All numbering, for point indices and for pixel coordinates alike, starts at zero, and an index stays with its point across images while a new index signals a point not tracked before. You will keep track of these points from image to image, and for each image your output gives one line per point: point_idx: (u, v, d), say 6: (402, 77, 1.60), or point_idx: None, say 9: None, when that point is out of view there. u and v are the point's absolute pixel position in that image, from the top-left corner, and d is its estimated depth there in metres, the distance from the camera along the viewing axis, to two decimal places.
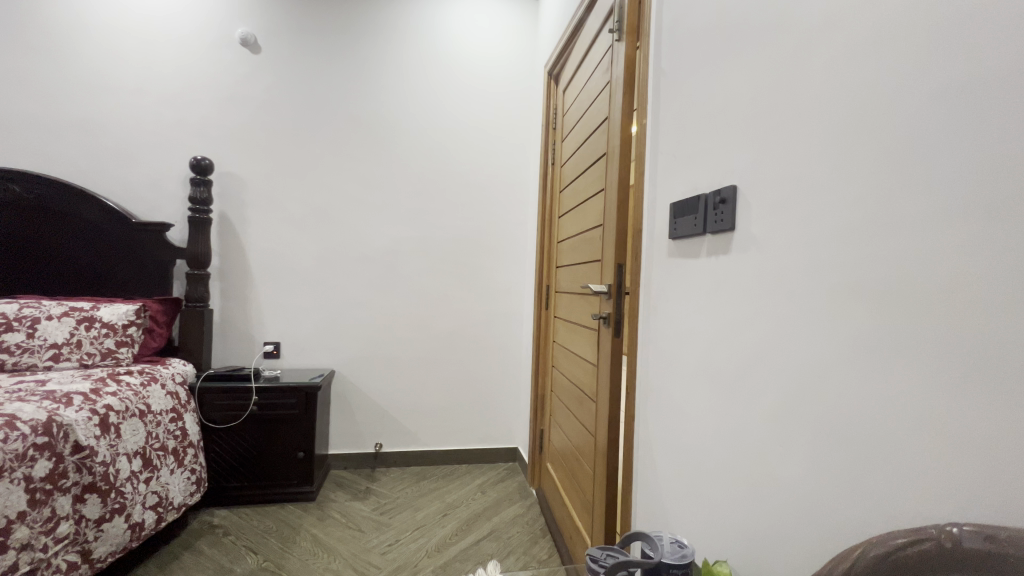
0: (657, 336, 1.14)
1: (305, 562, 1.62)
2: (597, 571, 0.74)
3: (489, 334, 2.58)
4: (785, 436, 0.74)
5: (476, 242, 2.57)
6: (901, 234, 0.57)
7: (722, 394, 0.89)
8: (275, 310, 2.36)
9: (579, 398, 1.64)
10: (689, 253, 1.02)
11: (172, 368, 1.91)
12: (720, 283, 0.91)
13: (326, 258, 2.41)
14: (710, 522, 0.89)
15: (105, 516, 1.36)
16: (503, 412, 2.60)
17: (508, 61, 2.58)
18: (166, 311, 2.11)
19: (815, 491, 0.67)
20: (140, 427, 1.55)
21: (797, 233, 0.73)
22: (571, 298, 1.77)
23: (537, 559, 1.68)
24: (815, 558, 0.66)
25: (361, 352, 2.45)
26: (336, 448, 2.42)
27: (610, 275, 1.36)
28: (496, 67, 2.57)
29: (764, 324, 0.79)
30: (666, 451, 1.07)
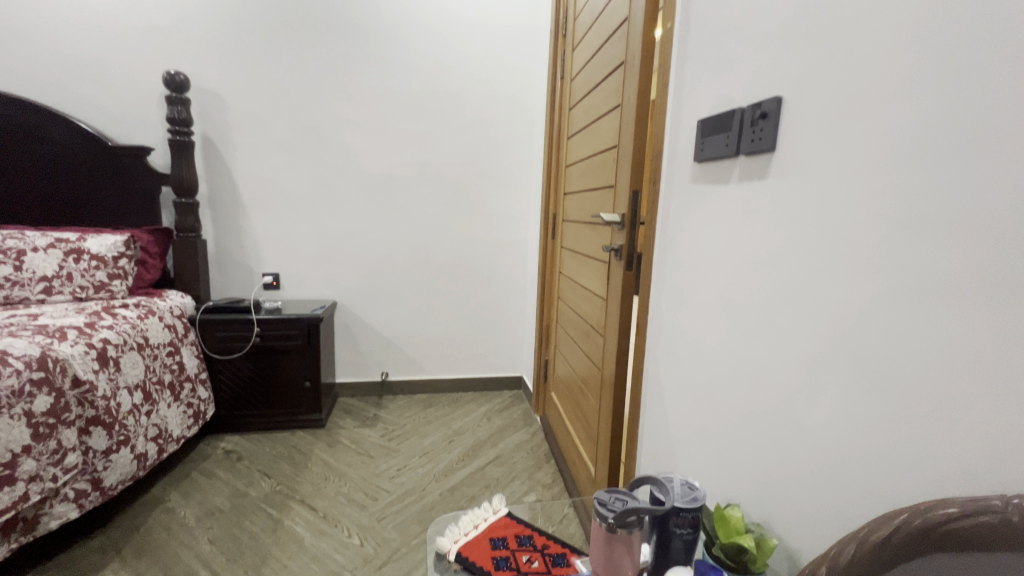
0: (672, 270, 1.06)
1: (318, 485, 1.68)
2: (606, 516, 0.71)
3: (493, 265, 2.51)
4: (814, 382, 0.68)
5: (478, 168, 2.41)
6: (991, 153, 0.46)
7: (743, 335, 0.83)
8: (271, 241, 2.28)
9: (586, 331, 1.60)
10: (716, 178, 0.90)
11: (169, 301, 1.87)
12: (751, 213, 0.81)
13: (320, 185, 2.28)
14: (721, 461, 0.87)
15: (111, 448, 1.39)
16: (508, 341, 2.60)
17: None
18: (157, 242, 2.03)
19: (844, 442, 0.62)
20: (139, 360, 1.55)
21: (853, 153, 0.61)
22: (580, 228, 1.67)
23: (541, 483, 1.74)
24: (836, 507, 0.63)
25: (362, 283, 2.40)
26: (343, 377, 2.45)
27: (624, 203, 1.25)
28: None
29: (800, 260, 0.70)
30: (677, 390, 1.03)
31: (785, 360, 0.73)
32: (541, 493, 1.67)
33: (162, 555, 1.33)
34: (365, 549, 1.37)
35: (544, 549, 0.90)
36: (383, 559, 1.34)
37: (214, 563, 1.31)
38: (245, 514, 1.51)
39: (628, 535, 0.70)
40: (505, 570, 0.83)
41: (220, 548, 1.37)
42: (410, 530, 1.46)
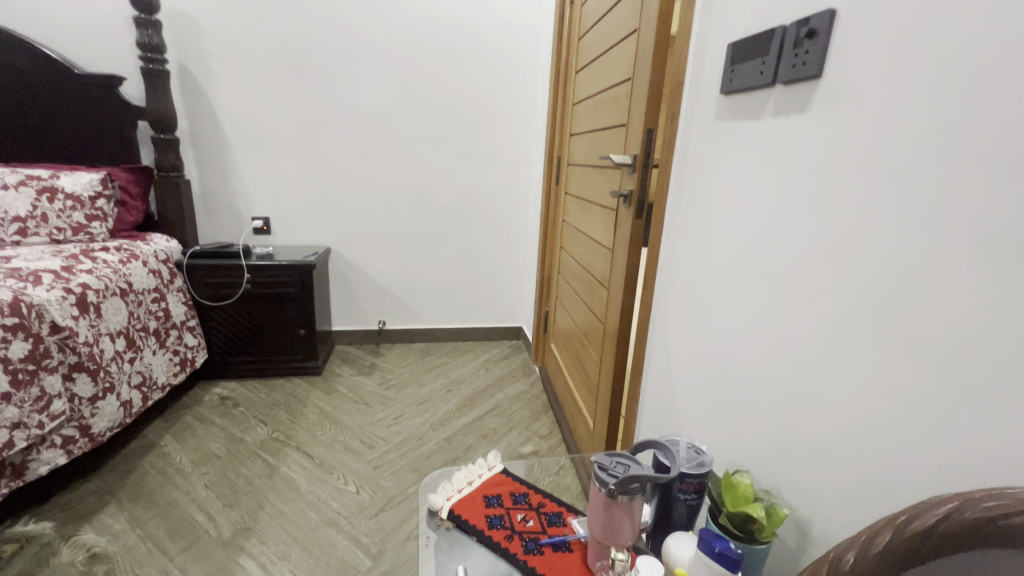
0: (687, 219, 0.97)
1: (314, 433, 1.67)
2: (607, 482, 0.66)
3: (493, 212, 2.39)
4: (846, 346, 0.60)
5: (479, 106, 2.24)
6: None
7: (763, 292, 0.75)
8: (259, 182, 2.15)
9: (589, 283, 1.52)
10: (746, 113, 0.79)
11: (153, 245, 1.79)
12: (784, 153, 0.71)
13: (309, 123, 2.13)
14: (729, 423, 0.82)
15: (97, 395, 1.37)
16: (508, 292, 2.54)
17: None
18: (138, 182, 1.91)
19: (874, 412, 0.56)
20: (121, 307, 1.51)
21: (925, 77, 0.51)
22: (587, 173, 1.55)
23: (538, 434, 1.73)
24: (858, 480, 0.58)
25: (357, 229, 2.30)
26: (340, 325, 2.41)
27: (637, 144, 1.13)
28: None
29: (841, 208, 0.61)
30: (684, 347, 0.97)
31: (812, 320, 0.66)
32: (538, 444, 1.66)
33: (157, 500, 1.33)
34: (360, 496, 1.37)
35: (539, 507, 0.87)
36: (379, 507, 1.34)
37: (210, 507, 1.31)
38: (240, 460, 1.51)
39: (629, 502, 0.66)
40: (498, 529, 0.81)
41: (216, 493, 1.36)
42: (406, 479, 1.46)
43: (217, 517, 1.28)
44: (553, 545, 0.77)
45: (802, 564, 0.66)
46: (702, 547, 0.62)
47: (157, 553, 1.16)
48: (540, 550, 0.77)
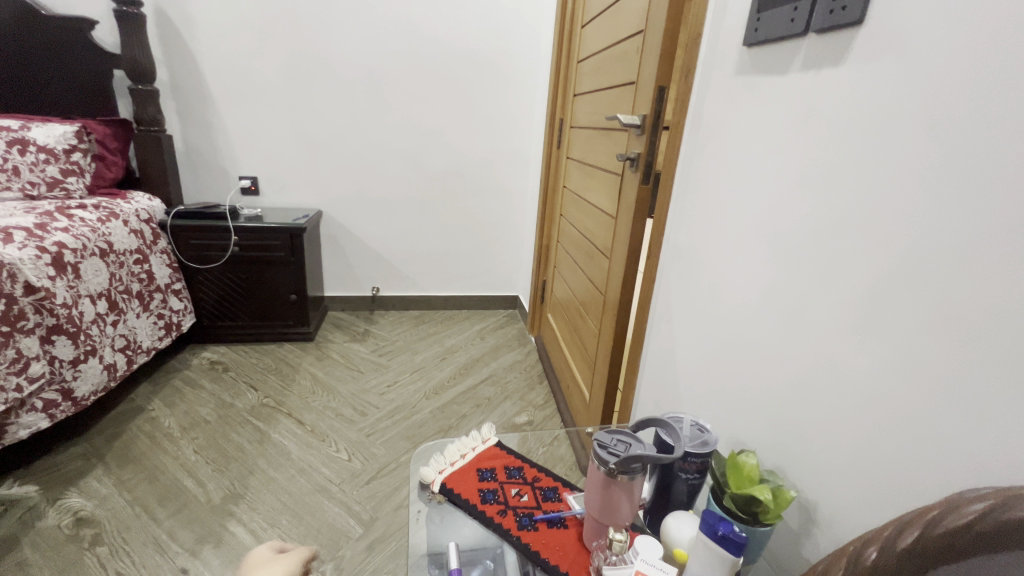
0: (699, 185, 0.91)
1: (306, 399, 1.64)
2: (607, 460, 0.63)
3: (491, 176, 2.31)
4: (870, 323, 0.56)
5: (478, 62, 2.12)
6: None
7: (778, 264, 0.70)
8: (246, 140, 2.05)
9: (589, 252, 1.47)
10: (772, 67, 0.72)
11: (134, 203, 1.71)
12: (812, 112, 0.64)
13: (298, 76, 2.01)
14: (733, 401, 0.79)
15: (78, 358, 1.34)
16: (505, 260, 2.48)
17: None
18: (116, 135, 1.81)
19: (897, 394, 0.52)
20: (102, 267, 1.45)
21: (991, 18, 0.44)
22: (591, 136, 1.47)
23: (533, 404, 1.72)
24: (874, 465, 0.54)
25: (349, 191, 2.21)
26: (332, 290, 2.36)
27: (647, 103, 1.06)
28: None
29: (876, 171, 0.55)
30: (689, 321, 0.93)
31: (832, 294, 0.61)
32: (532, 414, 1.65)
33: (145, 464, 1.31)
34: (352, 464, 1.36)
35: (534, 482, 0.84)
36: (371, 474, 1.32)
37: (199, 473, 1.29)
38: (231, 425, 1.48)
39: (629, 481, 0.63)
40: (492, 504, 0.79)
41: (206, 458, 1.34)
42: (399, 447, 1.44)
43: (207, 482, 1.26)
44: (547, 521, 0.75)
45: (805, 547, 0.64)
46: (704, 528, 0.59)
47: (145, 517, 1.14)
48: (534, 526, 0.74)
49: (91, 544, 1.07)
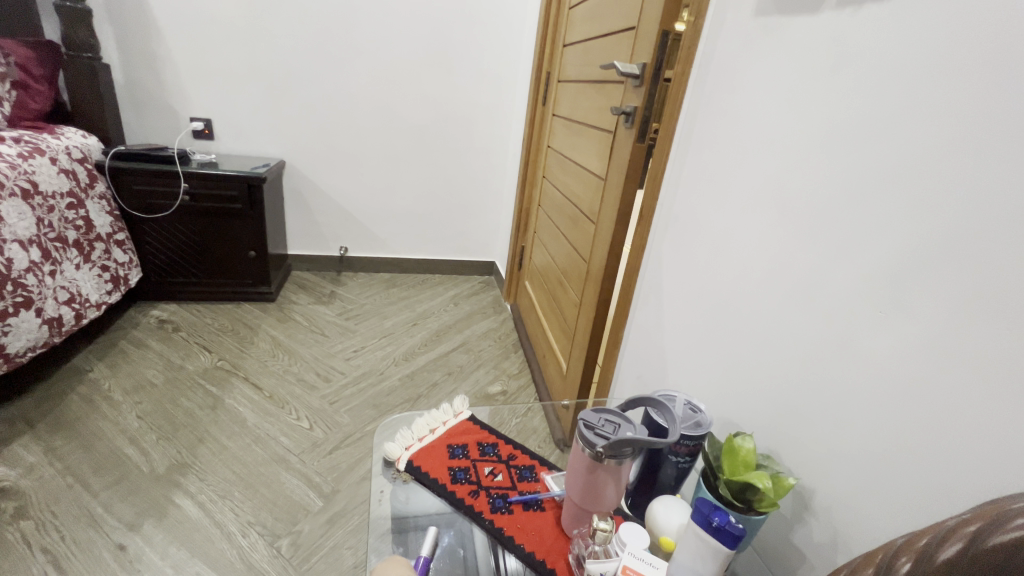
0: (702, 142, 0.82)
1: (264, 363, 1.54)
2: (595, 444, 0.56)
3: (470, 133, 2.16)
4: (896, 299, 0.49)
5: (459, 4, 1.94)
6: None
7: (788, 232, 0.63)
8: (197, 75, 1.84)
9: (573, 216, 1.38)
10: (800, 4, 0.62)
11: (64, 140, 1.51)
12: (847, 56, 0.56)
13: (257, 6, 1.79)
14: (727, 379, 0.73)
15: (7, 311, 1.19)
16: (482, 223, 2.37)
17: None
18: (42, 60, 1.57)
19: (923, 380, 0.46)
20: (28, 210, 1.28)
21: None
22: (581, 90, 1.36)
23: (507, 373, 1.66)
24: (887, 455, 0.49)
25: (315, 141, 2.04)
26: (297, 249, 2.21)
27: (647, 50, 0.95)
28: None
29: (918, 124, 0.47)
30: (681, 292, 0.86)
31: (852, 267, 0.54)
32: (506, 384, 1.59)
33: (80, 430, 1.19)
34: (314, 433, 1.27)
35: (509, 460, 0.78)
36: (333, 444, 1.24)
37: (142, 441, 1.18)
38: (180, 389, 1.37)
39: (617, 466, 0.57)
40: (463, 484, 0.72)
41: (150, 425, 1.23)
42: (364, 416, 1.36)
43: (151, 451, 1.15)
44: (523, 503, 0.69)
45: (796, 536, 0.60)
46: (695, 517, 0.54)
47: (78, 489, 1.04)
48: (508, 509, 0.68)
49: (14, 518, 0.96)
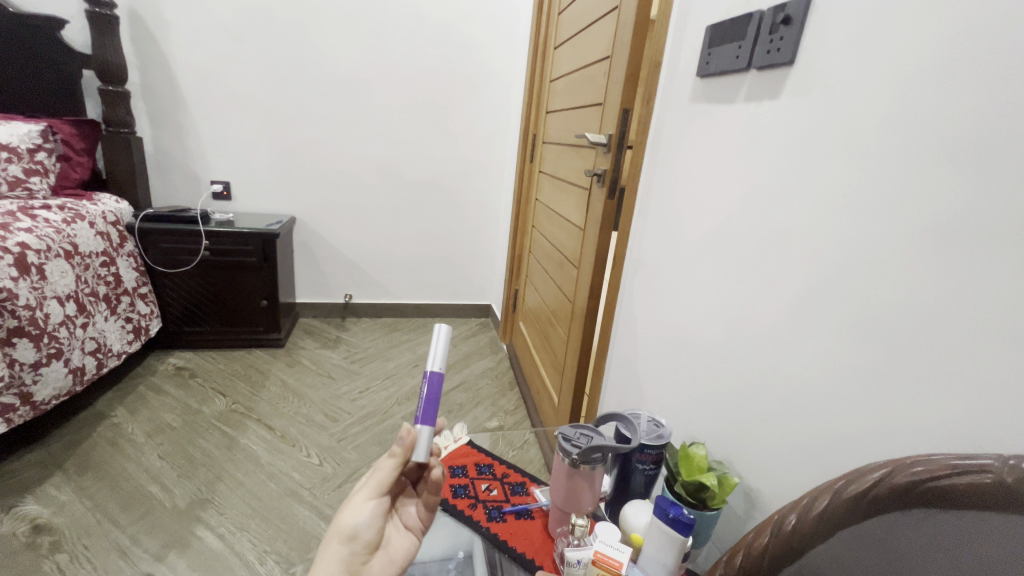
0: (659, 200, 0.98)
1: (276, 406, 1.63)
2: (570, 452, 0.68)
3: (466, 186, 2.36)
4: (803, 327, 0.63)
5: (454, 76, 2.18)
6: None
7: (726, 274, 0.78)
8: (219, 144, 2.04)
9: (559, 261, 1.53)
10: (722, 97, 0.80)
11: (101, 205, 1.68)
12: (756, 138, 0.72)
13: (275, 84, 2.03)
14: (689, 401, 0.85)
15: (41, 361, 1.31)
16: (479, 269, 2.53)
17: None
18: (84, 135, 1.77)
19: (825, 388, 0.59)
20: (68, 269, 1.43)
21: (892, 62, 0.52)
22: (562, 151, 1.55)
23: (504, 410, 1.75)
24: (806, 451, 0.61)
25: (324, 198, 2.22)
26: (304, 297, 2.35)
27: (613, 123, 1.14)
28: None
29: (806, 190, 0.63)
30: (650, 327, 1.00)
31: (772, 301, 0.68)
32: (503, 419, 1.69)
33: (107, 470, 1.28)
34: (323, 468, 1.37)
35: (503, 478, 0.90)
36: (342, 478, 1.33)
37: (165, 479, 1.27)
38: (197, 431, 1.47)
39: (590, 471, 0.68)
40: (463, 498, 0.83)
41: (171, 465, 1.32)
42: (370, 452, 1.45)
43: (173, 488, 1.24)
44: (516, 513, 0.80)
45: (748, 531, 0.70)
46: (658, 513, 0.65)
47: (107, 524, 1.12)
48: (503, 518, 0.79)
49: (50, 551, 1.04)
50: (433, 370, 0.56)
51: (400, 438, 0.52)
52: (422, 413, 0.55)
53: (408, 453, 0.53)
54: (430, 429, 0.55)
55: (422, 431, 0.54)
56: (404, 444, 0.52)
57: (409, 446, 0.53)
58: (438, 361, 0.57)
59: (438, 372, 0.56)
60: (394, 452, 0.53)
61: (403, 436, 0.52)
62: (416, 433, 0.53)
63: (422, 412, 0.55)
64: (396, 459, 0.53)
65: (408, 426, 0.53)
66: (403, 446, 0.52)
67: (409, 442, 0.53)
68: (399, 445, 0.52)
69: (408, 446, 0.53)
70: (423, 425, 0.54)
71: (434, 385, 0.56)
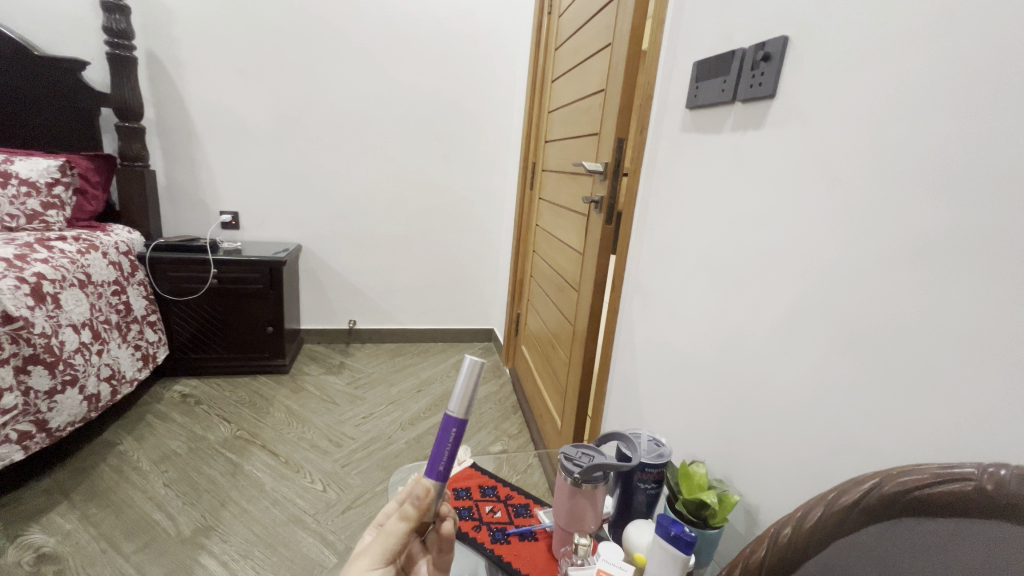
0: (654, 224, 1.02)
1: (280, 432, 1.64)
2: (571, 471, 0.69)
3: (468, 213, 2.42)
4: (794, 344, 0.65)
5: (456, 108, 2.26)
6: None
7: (719, 295, 0.80)
8: (228, 175, 2.11)
9: (560, 285, 1.56)
10: (709, 127, 0.84)
11: (114, 236, 1.73)
12: (743, 165, 0.76)
13: (284, 118, 2.11)
14: (688, 420, 0.87)
15: (55, 388, 1.34)
16: (481, 293, 2.56)
17: None
18: (99, 169, 1.84)
19: (816, 404, 0.61)
20: (82, 298, 1.47)
21: (861, 96, 0.57)
22: (561, 178, 1.59)
23: (507, 434, 1.75)
24: (802, 466, 0.62)
25: (329, 226, 2.28)
26: (309, 324, 2.38)
27: (608, 152, 1.19)
28: None
29: (791, 214, 0.66)
30: (649, 348, 1.01)
31: (764, 320, 0.71)
32: (506, 443, 1.69)
33: (112, 498, 1.28)
34: (327, 494, 1.36)
35: (506, 500, 0.91)
36: (346, 504, 1.33)
37: (169, 506, 1.27)
38: (202, 458, 1.47)
39: (592, 490, 0.69)
40: (467, 520, 0.84)
41: (176, 492, 1.32)
42: (374, 477, 1.45)
43: (177, 516, 1.24)
44: (519, 535, 0.80)
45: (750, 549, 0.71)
46: (659, 531, 0.65)
47: (111, 552, 1.12)
48: (507, 539, 0.80)
49: None
50: (456, 417, 0.50)
51: (415, 497, 0.48)
52: (439, 469, 0.49)
53: (421, 516, 0.48)
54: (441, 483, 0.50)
55: (435, 488, 0.49)
56: (419, 504, 0.48)
57: (423, 508, 0.48)
58: (464, 407, 0.50)
59: (459, 417, 0.50)
60: (407, 513, 0.48)
61: (419, 494, 0.48)
62: (431, 493, 0.49)
63: (441, 466, 0.49)
64: (409, 521, 0.48)
65: (424, 484, 0.48)
66: (415, 507, 0.48)
67: (424, 502, 0.48)
68: (414, 505, 0.48)
69: (422, 507, 0.48)
70: (436, 480, 0.50)
71: (450, 433, 0.50)
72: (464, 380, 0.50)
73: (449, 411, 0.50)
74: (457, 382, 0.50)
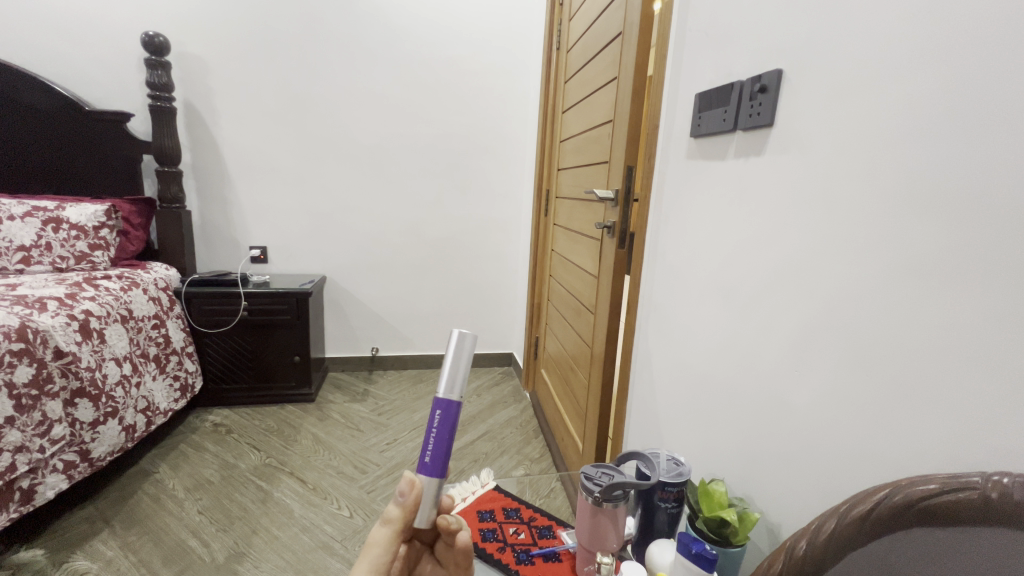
0: (666, 247, 1.05)
1: (308, 459, 1.68)
2: (591, 490, 0.71)
3: (485, 241, 2.48)
4: (806, 362, 0.67)
5: (472, 140, 2.36)
6: (1011, 124, 0.43)
7: (731, 315, 0.83)
8: (258, 213, 2.23)
9: (577, 308, 1.59)
10: (714, 154, 0.88)
11: (153, 273, 1.84)
12: (747, 189, 0.80)
13: (309, 156, 2.22)
14: (708, 439, 0.88)
15: (99, 419, 1.41)
16: (500, 317, 2.60)
17: (497, 17, 2.25)
18: (140, 212, 1.98)
19: (831, 420, 0.62)
20: (123, 333, 1.55)
21: (856, 125, 0.60)
22: (574, 204, 1.64)
23: (529, 459, 1.76)
24: (820, 481, 0.63)
25: (352, 257, 2.36)
26: (334, 352, 2.45)
27: (619, 180, 1.24)
28: (482, 27, 2.25)
29: (796, 234, 0.69)
30: (665, 368, 1.03)
31: (775, 339, 0.73)
32: (529, 468, 1.70)
33: (150, 525, 1.33)
34: (354, 520, 1.39)
35: (530, 522, 0.93)
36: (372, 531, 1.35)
37: (203, 533, 1.31)
38: (234, 485, 1.52)
39: (613, 509, 0.71)
40: (491, 542, 0.87)
41: (210, 519, 1.37)
42: None
43: (212, 542, 1.28)
44: (543, 556, 0.83)
45: None
46: (680, 548, 0.66)
47: None
48: (531, 560, 0.82)
49: None
50: (444, 400, 0.50)
51: (401, 494, 0.50)
52: (427, 462, 0.50)
53: (405, 514, 0.50)
54: (434, 484, 0.50)
55: (425, 483, 0.50)
56: (405, 501, 0.50)
57: (409, 505, 0.50)
58: (453, 388, 0.50)
59: (446, 400, 0.50)
60: (393, 513, 0.51)
61: (403, 491, 0.50)
62: (417, 489, 0.50)
63: (428, 458, 0.50)
64: (399, 519, 0.51)
65: (411, 478, 0.50)
66: (399, 505, 0.51)
67: (409, 499, 0.50)
68: (398, 504, 0.50)
69: (410, 505, 0.50)
70: (426, 476, 0.50)
71: (441, 417, 0.50)
72: (451, 361, 0.50)
73: (437, 394, 0.50)
74: (445, 361, 0.50)
